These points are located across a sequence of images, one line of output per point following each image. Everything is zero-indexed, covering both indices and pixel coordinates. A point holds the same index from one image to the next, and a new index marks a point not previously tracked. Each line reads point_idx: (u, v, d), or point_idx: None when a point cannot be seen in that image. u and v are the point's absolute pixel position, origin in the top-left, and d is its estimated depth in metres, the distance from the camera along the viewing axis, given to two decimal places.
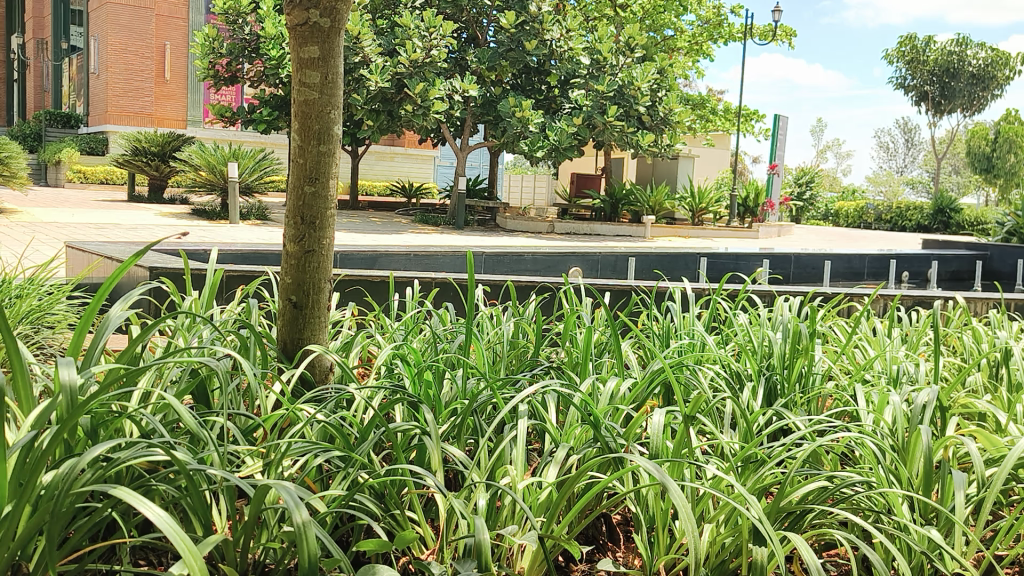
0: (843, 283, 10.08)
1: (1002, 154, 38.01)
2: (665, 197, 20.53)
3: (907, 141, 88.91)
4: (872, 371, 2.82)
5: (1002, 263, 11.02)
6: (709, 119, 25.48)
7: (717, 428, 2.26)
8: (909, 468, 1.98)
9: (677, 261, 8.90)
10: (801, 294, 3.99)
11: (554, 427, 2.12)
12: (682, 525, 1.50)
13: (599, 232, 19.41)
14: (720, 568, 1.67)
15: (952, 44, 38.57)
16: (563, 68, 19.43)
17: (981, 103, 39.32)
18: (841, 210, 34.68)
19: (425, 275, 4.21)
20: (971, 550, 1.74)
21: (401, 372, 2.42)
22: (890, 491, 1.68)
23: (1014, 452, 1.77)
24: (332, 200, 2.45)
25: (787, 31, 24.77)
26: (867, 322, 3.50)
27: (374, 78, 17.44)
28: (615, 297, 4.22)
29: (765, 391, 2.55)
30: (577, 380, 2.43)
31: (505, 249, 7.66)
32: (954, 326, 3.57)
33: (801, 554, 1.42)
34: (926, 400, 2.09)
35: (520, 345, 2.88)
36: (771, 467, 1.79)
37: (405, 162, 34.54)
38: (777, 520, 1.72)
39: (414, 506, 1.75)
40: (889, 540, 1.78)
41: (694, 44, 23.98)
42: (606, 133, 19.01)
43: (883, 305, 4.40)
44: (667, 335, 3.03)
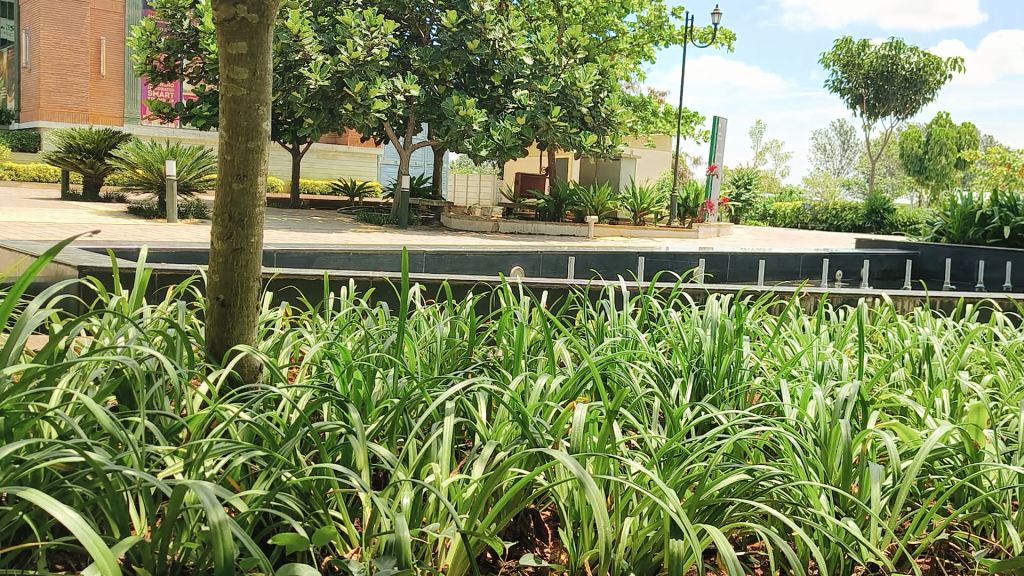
0: (778, 281, 10.30)
1: (933, 157, 39.02)
2: (608, 197, 20.66)
3: (844, 142, 90.89)
4: (799, 368, 2.88)
5: (932, 262, 11.23)
6: (651, 121, 25.76)
7: (648, 425, 2.29)
8: (828, 464, 2.01)
9: (616, 260, 9.00)
10: (731, 292, 4.05)
11: (484, 425, 2.13)
12: (598, 516, 1.53)
13: (543, 232, 19.56)
14: (643, 561, 1.69)
15: (886, 48, 39.41)
16: (506, 67, 19.45)
17: (914, 106, 40.24)
18: (778, 211, 35.31)
19: (363, 273, 4.18)
20: (884, 540, 1.78)
21: (331, 372, 2.41)
22: (806, 483, 1.72)
23: (927, 444, 1.83)
24: (261, 195, 2.42)
25: (727, 34, 25.11)
26: (795, 319, 3.57)
27: (314, 76, 17.24)
28: (550, 296, 4.23)
29: (694, 387, 2.62)
30: (509, 378, 2.44)
31: (448, 248, 7.68)
32: (879, 324, 3.62)
33: (720, 548, 1.45)
34: (847, 396, 2.17)
35: (456, 343, 2.88)
36: (695, 461, 1.81)
37: (348, 161, 34.49)
38: (697, 514, 1.74)
39: (339, 506, 1.74)
40: (806, 531, 1.81)
41: (636, 45, 24.19)
42: (549, 134, 19.15)
43: (812, 302, 4.47)
44: (600, 333, 3.05)
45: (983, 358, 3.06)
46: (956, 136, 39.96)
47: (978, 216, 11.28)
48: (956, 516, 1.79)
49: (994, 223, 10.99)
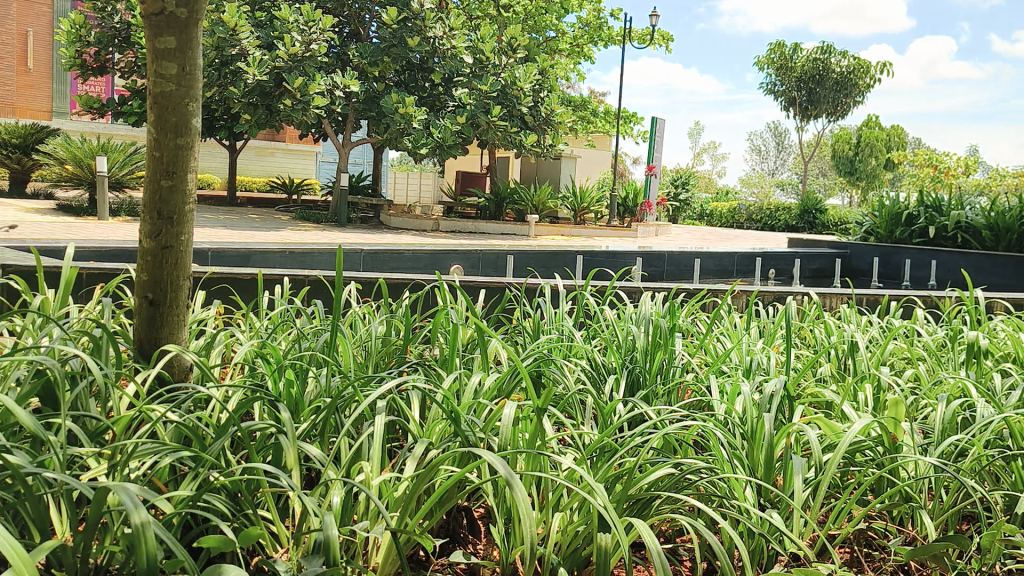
0: (713, 280, 10.48)
1: (863, 158, 40.09)
2: (549, 196, 20.74)
3: (778, 144, 92.80)
4: (729, 363, 2.94)
5: (861, 261, 11.53)
6: (590, 121, 25.98)
7: (581, 421, 2.31)
8: (754, 456, 2.06)
9: (555, 258, 9.05)
10: (664, 290, 4.12)
11: (417, 423, 2.13)
12: (526, 511, 1.54)
13: (484, 231, 19.57)
14: (573, 554, 1.71)
15: (818, 52, 40.33)
16: (446, 66, 19.42)
17: (844, 109, 41.26)
18: (715, 210, 35.91)
19: (298, 272, 4.13)
20: (806, 531, 1.83)
21: (264, 370, 2.39)
22: (731, 475, 1.76)
23: (847, 436, 1.88)
24: (191, 191, 2.38)
25: (664, 36, 25.44)
26: (727, 317, 3.63)
27: (252, 71, 16.97)
28: (487, 294, 4.24)
29: (627, 383, 2.65)
30: (443, 376, 2.44)
31: (386, 247, 7.65)
32: (807, 321, 3.71)
33: (645, 541, 1.46)
34: (772, 390, 2.23)
35: (391, 341, 2.87)
36: (623, 456, 1.84)
37: (286, 158, 34.20)
38: (625, 507, 1.76)
39: (268, 507, 1.73)
40: (731, 523, 1.84)
41: (575, 46, 24.38)
42: (490, 132, 19.16)
43: (744, 300, 4.56)
44: (535, 331, 3.07)
45: (905, 354, 3.16)
46: (885, 138, 41.10)
47: (903, 216, 11.63)
48: (874, 506, 1.85)
49: (919, 223, 11.34)
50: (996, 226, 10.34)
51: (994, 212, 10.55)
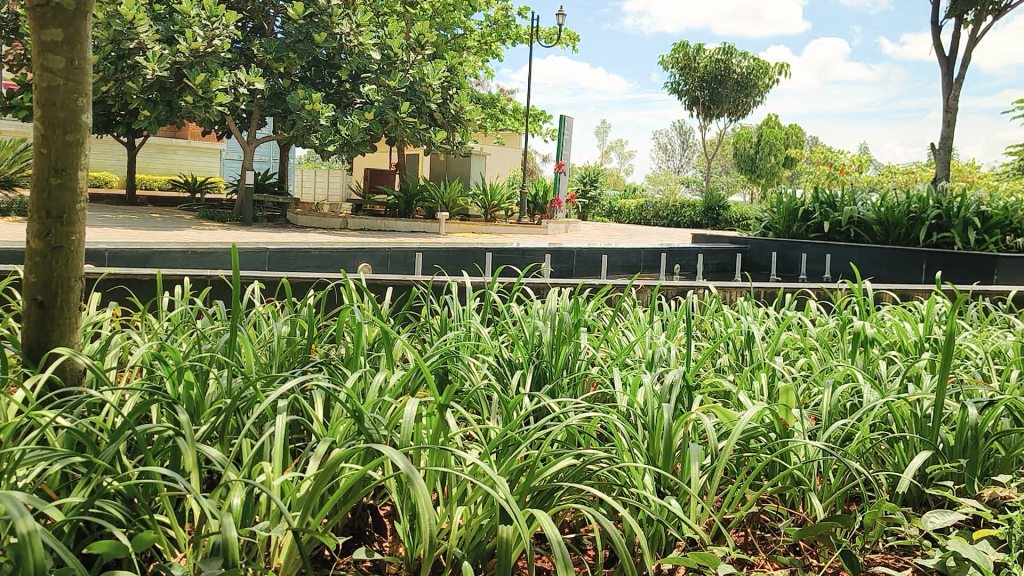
0: (620, 275, 10.66)
1: (763, 156, 41.36)
2: (459, 194, 20.75)
3: (683, 142, 94.87)
4: (632, 357, 3.01)
5: (760, 256, 11.89)
6: (499, 118, 26.09)
7: (487, 416, 2.33)
8: (654, 447, 2.12)
9: (464, 256, 9.06)
10: (571, 285, 4.18)
11: (321, 423, 2.11)
12: (427, 506, 1.55)
13: (393, 229, 19.48)
14: (476, 548, 1.72)
15: (720, 53, 41.33)
16: (353, 62, 19.23)
17: (745, 108, 42.44)
18: (623, 207, 36.52)
19: (199, 272, 4.04)
20: (702, 516, 1.90)
21: (162, 373, 2.33)
22: (630, 464, 1.80)
23: (740, 423, 1.95)
24: (81, 190, 2.31)
25: (571, 35, 25.72)
26: (630, 311, 3.71)
27: (151, 66, 16.43)
28: (394, 292, 4.22)
29: (534, 377, 2.68)
30: (348, 374, 2.43)
31: (292, 245, 7.55)
32: (707, 314, 3.81)
33: (546, 531, 1.49)
34: (672, 381, 2.30)
35: (295, 341, 2.83)
36: (526, 450, 1.87)
37: (188, 156, 33.32)
38: (526, 499, 1.79)
39: (167, 511, 1.69)
40: (632, 512, 1.89)
41: (483, 43, 24.43)
42: (398, 129, 19.02)
43: (647, 295, 4.67)
44: (443, 327, 3.07)
45: (797, 344, 3.28)
46: (783, 137, 42.48)
47: (800, 212, 12.08)
48: (767, 490, 1.93)
49: (815, 218, 11.80)
50: (886, 220, 10.90)
51: (884, 207, 11.05)
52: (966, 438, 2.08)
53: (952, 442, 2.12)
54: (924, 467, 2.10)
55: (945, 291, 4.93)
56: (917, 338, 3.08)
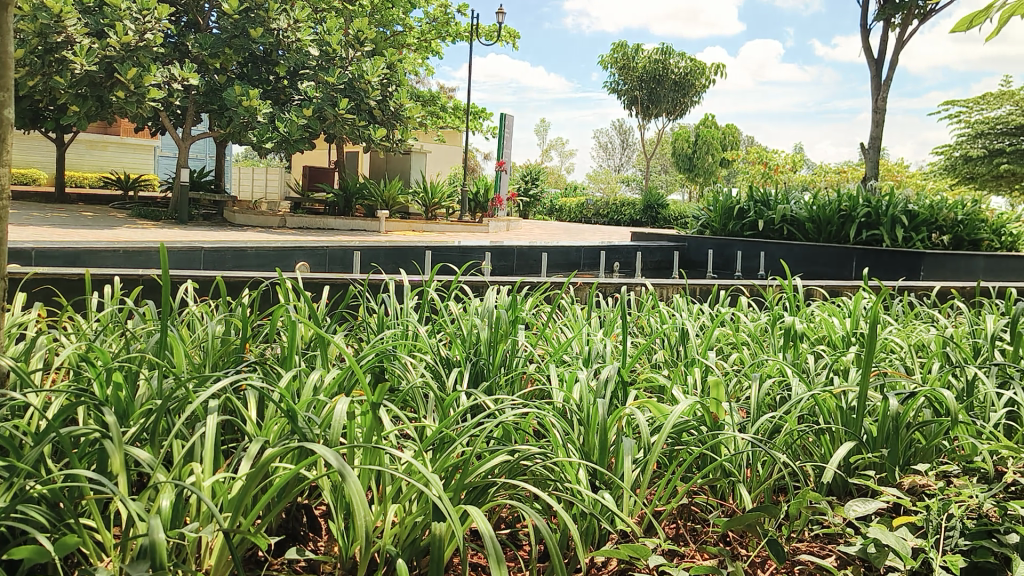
0: (560, 272, 10.70)
1: (701, 155, 42.03)
2: (399, 191, 20.66)
3: (623, 142, 95.84)
4: (570, 353, 3.03)
5: (697, 253, 12.05)
6: (439, 116, 26.03)
7: (423, 414, 2.33)
8: (590, 442, 2.13)
9: (405, 255, 9.01)
10: (509, 283, 4.21)
11: (254, 423, 2.09)
12: (360, 503, 1.54)
13: (332, 227, 19.30)
14: (411, 545, 1.72)
15: (658, 53, 41.83)
16: (291, 58, 19.04)
17: (683, 108, 43.05)
18: (564, 206, 36.79)
19: (130, 271, 3.96)
20: (634, 509, 1.94)
21: (89, 373, 2.27)
22: (563, 460, 1.82)
23: (671, 418, 1.99)
24: (3, 187, 2.23)
25: (511, 33, 25.79)
26: (568, 308, 3.74)
27: (80, 60, 16.01)
28: (332, 290, 4.19)
29: (470, 375, 2.69)
30: (282, 373, 2.40)
31: (228, 245, 7.42)
32: (644, 310, 3.86)
33: (479, 526, 1.49)
34: (608, 376, 2.33)
35: (230, 341, 2.78)
36: (461, 447, 1.87)
37: (120, 153, 32.56)
38: (461, 496, 1.78)
39: (92, 514, 1.65)
40: (567, 507, 1.90)
41: (423, 41, 24.36)
42: (337, 126, 18.84)
43: (584, 292, 4.72)
44: (380, 325, 3.05)
45: (730, 340, 3.35)
46: (720, 136, 43.19)
47: (735, 211, 12.30)
48: (697, 482, 1.97)
49: (750, 216, 12.02)
50: (818, 219, 11.14)
51: (816, 206, 11.30)
52: (888, 428, 2.15)
53: (875, 433, 2.19)
54: (848, 458, 2.16)
55: (872, 288, 5.07)
56: (844, 332, 3.17)
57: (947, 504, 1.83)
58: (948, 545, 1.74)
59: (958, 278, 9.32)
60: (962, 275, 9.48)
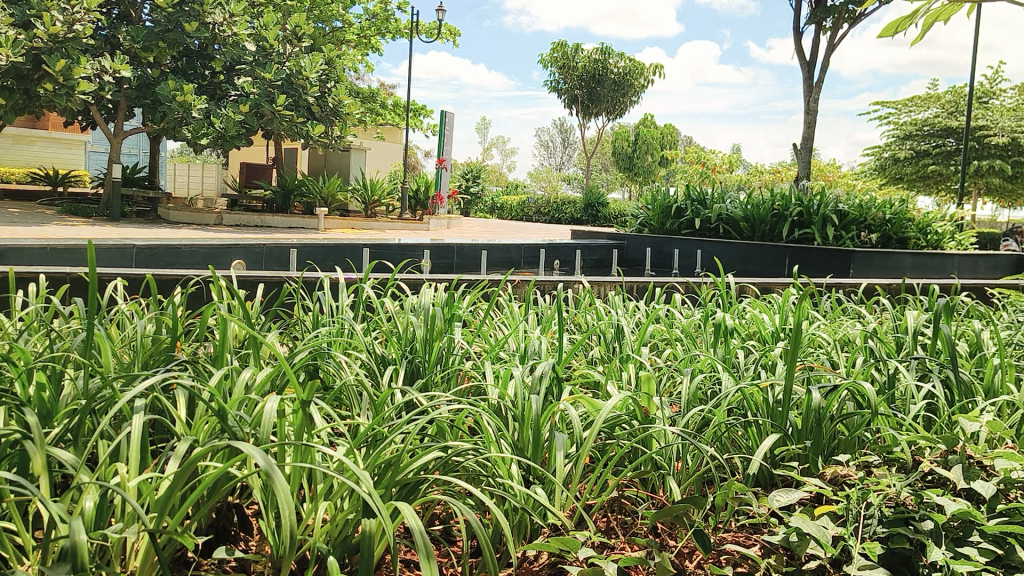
0: (500, 270, 10.71)
1: (640, 155, 42.54)
2: (338, 189, 20.48)
3: (564, 140, 96.46)
4: (507, 350, 3.04)
5: (635, 251, 12.17)
6: (379, 113, 25.88)
7: (356, 412, 2.32)
8: (523, 437, 2.15)
9: (343, 252, 8.93)
10: (446, 281, 4.21)
11: (183, 423, 2.05)
12: (289, 503, 1.54)
13: (270, 225, 19.05)
14: (342, 542, 1.72)
15: (597, 52, 42.19)
16: (228, 53, 18.77)
17: (622, 108, 43.50)
18: (505, 204, 36.92)
19: (56, 269, 3.87)
20: (566, 503, 1.96)
21: (11, 374, 2.21)
22: (495, 456, 1.83)
23: (603, 413, 2.01)
24: None
25: (451, 31, 25.76)
26: (505, 305, 3.75)
27: (5, 51, 15.52)
28: (267, 287, 4.14)
29: (406, 373, 2.68)
30: (214, 373, 2.36)
31: (161, 242, 7.27)
32: (581, 307, 3.89)
33: (408, 522, 1.49)
34: (542, 372, 2.34)
35: (160, 340, 2.73)
36: (394, 443, 1.87)
37: (49, 147, 31.68)
38: (393, 492, 1.79)
39: (13, 519, 1.61)
40: (499, 501, 1.91)
41: (362, 37, 24.21)
42: (275, 122, 18.57)
43: (521, 289, 4.74)
44: (315, 324, 3.03)
45: (664, 336, 3.41)
46: (659, 136, 43.75)
47: (673, 210, 12.48)
48: (627, 476, 2.00)
49: (686, 215, 12.20)
50: (752, 218, 11.35)
51: (751, 205, 11.51)
52: (812, 421, 2.22)
53: (801, 425, 2.26)
54: (774, 450, 2.21)
55: (802, 285, 5.20)
56: (774, 328, 3.25)
57: (866, 493, 1.89)
58: (867, 533, 1.80)
59: (885, 276, 9.59)
60: (891, 272, 9.76)
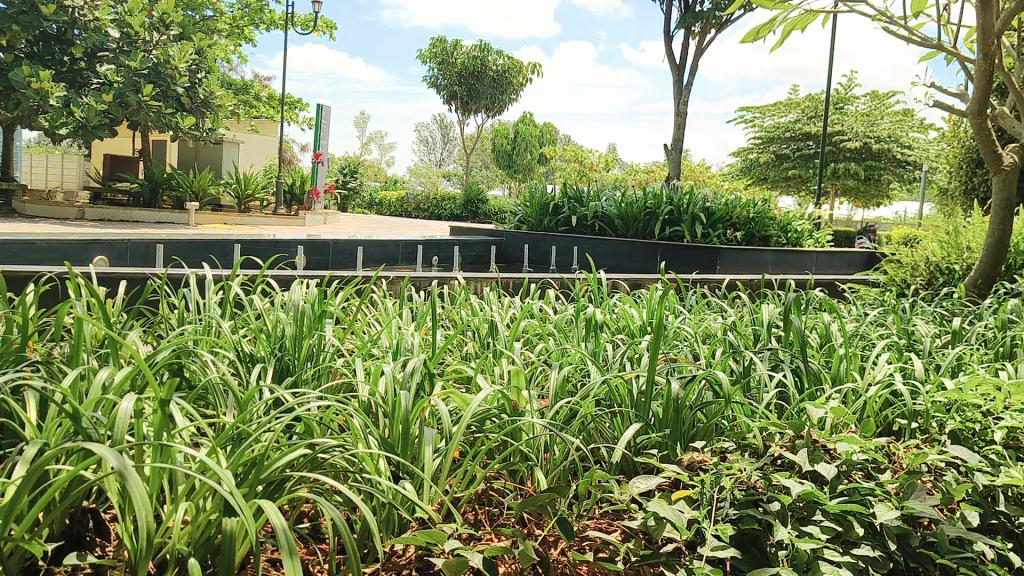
0: (378, 267, 10.67)
1: (519, 152, 43.04)
2: (209, 182, 19.81)
3: (443, 136, 96.57)
4: (379, 346, 3.03)
5: (513, 247, 12.33)
6: (253, 106, 25.20)
7: (222, 412, 2.27)
8: (393, 432, 2.14)
9: (215, 247, 8.71)
10: (319, 277, 4.16)
11: (31, 425, 1.96)
12: (145, 504, 1.49)
13: (137, 219, 18.28)
14: (204, 543, 1.69)
15: (476, 49, 42.31)
16: (89, 39, 17.95)
17: (501, 105, 43.83)
18: (384, 200, 36.62)
19: None
20: (434, 496, 1.98)
21: None
22: (359, 451, 1.82)
23: (470, 407, 2.03)
24: None
25: (328, 23, 25.35)
26: (379, 301, 3.73)
27: None
28: (128, 284, 3.99)
29: (275, 371, 2.63)
30: (69, 373, 2.27)
31: (15, 237, 6.90)
32: (456, 303, 3.91)
33: (270, 519, 1.48)
34: (412, 369, 2.34)
35: (8, 337, 2.58)
36: (257, 440, 1.83)
37: None
38: (256, 491, 1.76)
39: None
40: (365, 496, 1.91)
41: (235, 27, 23.56)
42: (141, 113, 17.82)
43: (395, 286, 4.73)
44: (179, 321, 2.94)
45: (537, 331, 3.48)
46: (538, 133, 44.33)
47: (550, 207, 12.68)
48: (494, 467, 2.05)
49: (564, 213, 12.38)
50: (626, 216, 11.67)
51: (624, 204, 11.82)
52: (672, 410, 2.32)
53: (662, 415, 2.35)
54: (635, 440, 2.30)
55: (669, 281, 5.39)
56: (641, 322, 3.35)
57: (719, 477, 1.99)
58: (719, 515, 1.89)
59: (747, 273, 10.02)
60: (753, 269, 10.22)
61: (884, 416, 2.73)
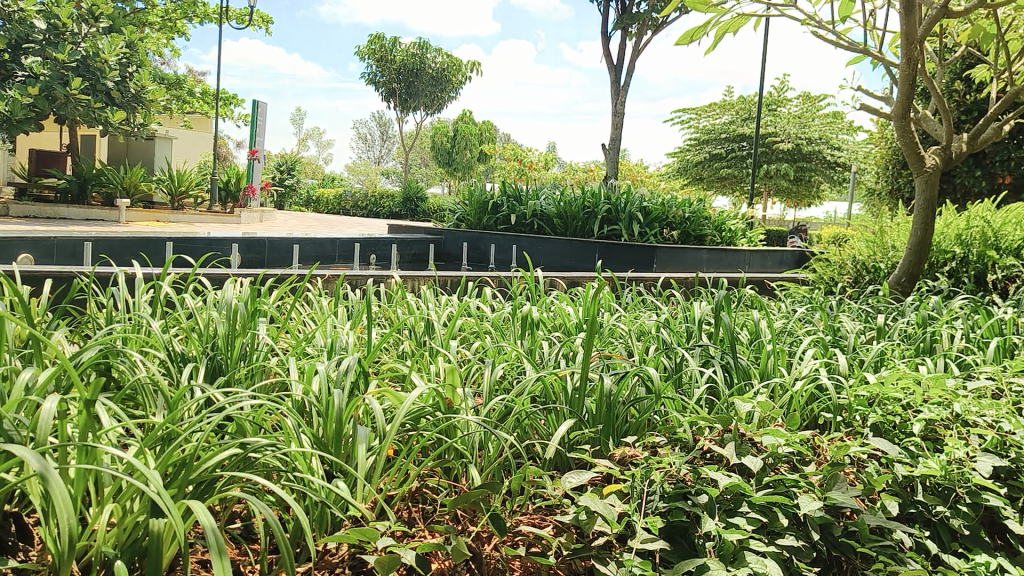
0: (316, 266, 10.58)
1: (459, 150, 43.00)
2: (141, 178, 19.37)
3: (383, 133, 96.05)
4: (313, 344, 3.01)
5: (452, 245, 12.33)
6: (186, 101, 24.70)
7: (152, 412, 2.24)
8: (327, 430, 2.13)
9: (148, 246, 8.52)
10: (252, 275, 4.10)
11: None
12: (68, 506, 1.46)
13: (65, 216, 17.79)
14: (132, 546, 1.67)
15: (415, 47, 42.13)
16: (13, 30, 17.44)
17: (440, 103, 43.73)
18: (322, 197, 36.24)
19: None
20: (367, 494, 1.98)
21: None
22: (290, 448, 1.81)
23: (403, 404, 2.04)
24: None
25: (264, 18, 24.99)
26: (315, 299, 3.70)
27: None
28: (54, 283, 3.89)
29: (207, 370, 2.60)
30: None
31: None
32: (392, 301, 3.89)
33: (198, 518, 1.46)
34: (346, 366, 2.33)
35: None
36: (186, 439, 1.81)
37: None
38: (187, 492, 1.73)
39: None
40: (297, 495, 1.89)
41: (168, 21, 23.10)
42: (69, 107, 17.35)
43: (332, 284, 4.69)
44: (107, 320, 2.88)
45: (473, 329, 3.48)
46: (477, 132, 44.36)
47: (489, 205, 12.70)
48: (427, 463, 2.05)
49: (503, 211, 12.39)
50: (564, 214, 11.77)
51: (562, 202, 11.90)
52: (605, 407, 2.36)
53: (596, 412, 2.38)
54: (569, 435, 2.32)
55: (607, 280, 5.44)
56: (577, 320, 3.39)
57: (649, 471, 2.03)
58: (649, 508, 1.93)
59: (681, 271, 10.16)
60: (688, 267, 10.36)
61: (810, 410, 2.80)
